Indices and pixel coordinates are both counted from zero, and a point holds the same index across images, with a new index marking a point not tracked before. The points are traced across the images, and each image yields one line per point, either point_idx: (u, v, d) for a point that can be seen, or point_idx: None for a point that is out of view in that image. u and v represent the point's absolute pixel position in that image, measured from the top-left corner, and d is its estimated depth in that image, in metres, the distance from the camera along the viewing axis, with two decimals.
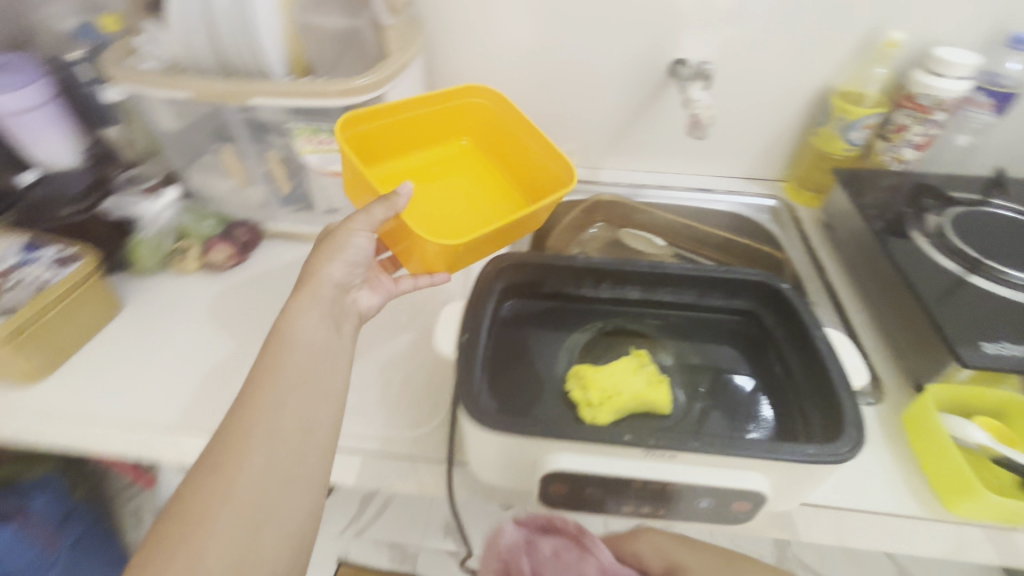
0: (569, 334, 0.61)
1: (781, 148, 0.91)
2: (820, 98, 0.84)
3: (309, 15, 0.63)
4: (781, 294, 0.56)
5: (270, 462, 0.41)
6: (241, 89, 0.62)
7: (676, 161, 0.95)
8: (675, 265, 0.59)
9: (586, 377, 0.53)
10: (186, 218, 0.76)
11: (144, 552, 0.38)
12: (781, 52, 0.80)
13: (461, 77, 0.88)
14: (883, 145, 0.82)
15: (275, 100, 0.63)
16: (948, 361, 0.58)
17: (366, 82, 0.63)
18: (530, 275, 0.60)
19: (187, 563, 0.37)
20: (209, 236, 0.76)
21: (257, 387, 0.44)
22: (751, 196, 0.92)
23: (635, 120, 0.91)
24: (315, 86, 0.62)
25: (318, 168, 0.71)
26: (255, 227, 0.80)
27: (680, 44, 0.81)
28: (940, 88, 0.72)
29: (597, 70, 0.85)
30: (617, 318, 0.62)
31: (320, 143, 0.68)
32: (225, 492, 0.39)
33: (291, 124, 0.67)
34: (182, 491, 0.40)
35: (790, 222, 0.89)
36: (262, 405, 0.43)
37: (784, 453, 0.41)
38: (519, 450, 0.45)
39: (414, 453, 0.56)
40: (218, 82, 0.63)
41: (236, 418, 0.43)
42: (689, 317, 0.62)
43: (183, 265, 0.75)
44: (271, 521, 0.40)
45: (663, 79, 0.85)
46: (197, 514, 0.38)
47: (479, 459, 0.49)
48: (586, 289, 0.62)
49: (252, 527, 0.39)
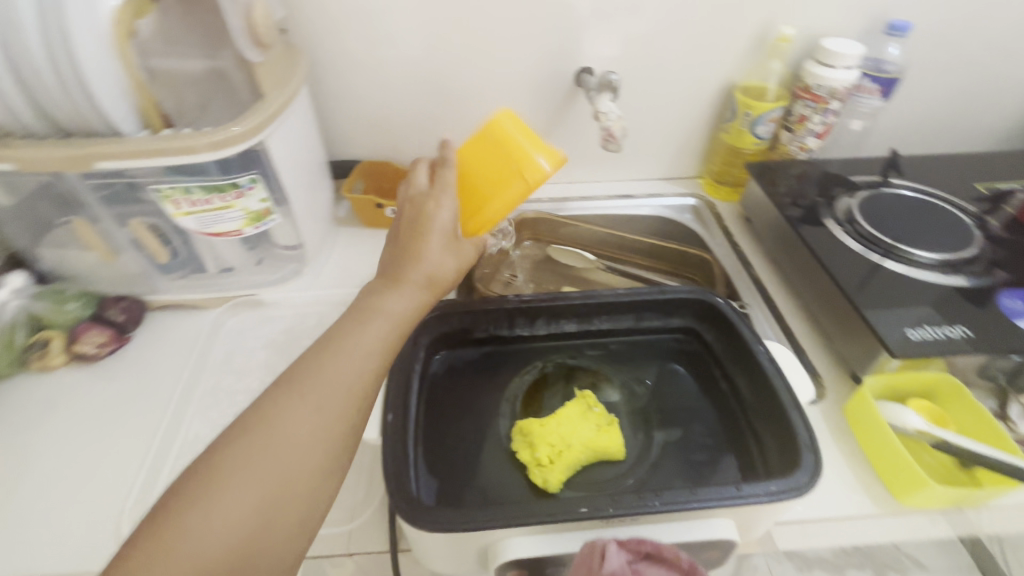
0: (508, 381, 0.56)
1: (694, 146, 0.91)
2: (724, 95, 0.84)
3: (164, 62, 0.55)
4: (717, 309, 0.55)
5: (345, 406, 0.40)
6: (84, 154, 0.52)
7: (595, 170, 0.93)
8: (609, 291, 0.56)
9: (534, 434, 0.48)
10: (42, 305, 0.64)
11: (222, 446, 0.37)
12: (683, 52, 0.79)
13: (357, 104, 0.81)
14: (788, 136, 0.83)
15: (130, 162, 0.54)
16: (878, 352, 0.59)
17: (239, 131, 0.55)
18: (458, 323, 0.56)
19: (258, 469, 0.36)
20: (77, 321, 0.65)
21: (351, 319, 0.44)
22: (671, 197, 0.91)
23: (548, 133, 0.87)
24: (177, 142, 0.53)
25: (197, 230, 0.62)
26: (135, 301, 0.69)
27: (583, 52, 0.78)
28: (832, 78, 0.74)
29: (502, 84, 0.81)
30: (556, 354, 0.58)
31: (194, 204, 0.59)
32: (297, 421, 0.38)
33: (153, 186, 0.57)
34: (264, 401, 0.39)
35: (711, 218, 0.88)
36: (349, 338, 0.42)
37: (748, 494, 0.39)
38: (468, 539, 0.40)
39: (352, 549, 0.49)
40: (52, 147, 0.52)
41: (327, 341, 0.42)
42: (629, 343, 0.60)
43: (45, 361, 0.63)
44: (330, 461, 0.39)
45: (571, 89, 0.82)
46: (261, 438, 0.37)
47: (424, 553, 0.43)
48: (520, 328, 0.58)
49: (315, 463, 0.38)
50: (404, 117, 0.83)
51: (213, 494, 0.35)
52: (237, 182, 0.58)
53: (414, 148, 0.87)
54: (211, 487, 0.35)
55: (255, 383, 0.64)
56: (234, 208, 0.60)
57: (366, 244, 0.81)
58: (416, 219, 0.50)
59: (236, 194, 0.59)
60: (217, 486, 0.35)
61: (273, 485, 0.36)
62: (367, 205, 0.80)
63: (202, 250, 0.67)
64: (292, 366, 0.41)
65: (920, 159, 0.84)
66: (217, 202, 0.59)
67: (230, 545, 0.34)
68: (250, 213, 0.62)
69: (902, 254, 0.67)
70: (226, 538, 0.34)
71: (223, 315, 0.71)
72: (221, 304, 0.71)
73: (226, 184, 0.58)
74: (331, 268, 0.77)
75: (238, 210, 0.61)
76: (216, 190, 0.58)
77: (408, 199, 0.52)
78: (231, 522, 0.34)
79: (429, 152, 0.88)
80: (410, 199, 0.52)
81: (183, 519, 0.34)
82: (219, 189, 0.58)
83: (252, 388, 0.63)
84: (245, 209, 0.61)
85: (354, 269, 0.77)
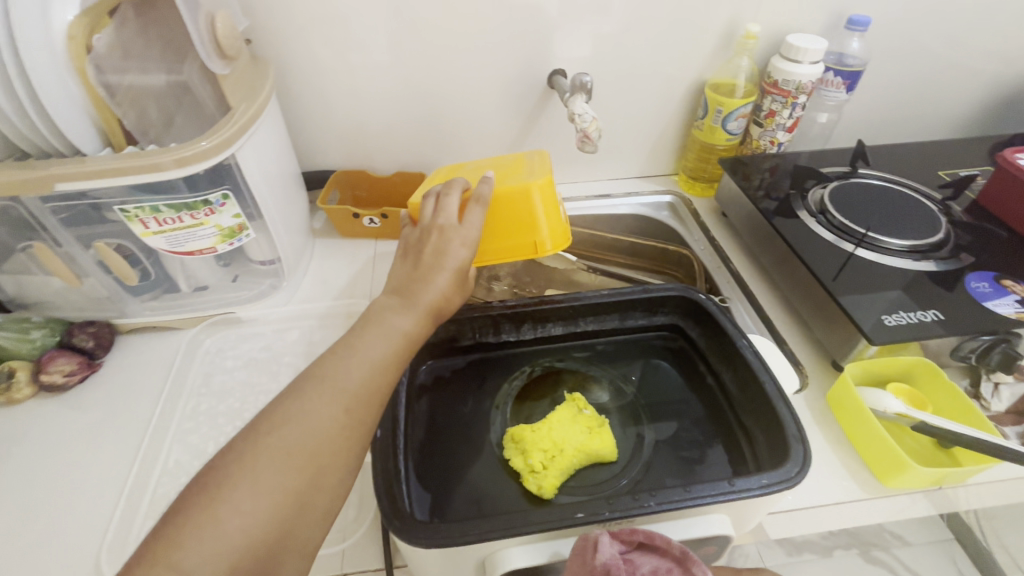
0: (497, 388, 0.56)
1: (669, 144, 0.92)
2: (695, 92, 0.86)
3: (126, 75, 0.52)
4: (700, 305, 0.56)
5: (341, 424, 0.39)
6: (42, 176, 0.50)
7: (572, 171, 0.93)
8: (594, 293, 0.56)
9: (526, 440, 0.48)
10: (4, 335, 0.61)
11: (225, 456, 0.37)
12: (653, 52, 0.80)
13: (330, 113, 0.80)
14: (759, 131, 0.85)
15: (93, 182, 0.52)
16: (857, 339, 0.60)
17: (208, 146, 0.53)
18: (443, 332, 0.55)
19: (255, 482, 0.36)
20: (45, 349, 0.62)
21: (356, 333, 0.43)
22: (648, 195, 0.92)
23: (524, 136, 0.87)
24: (141, 160, 0.51)
25: (167, 249, 0.60)
26: (104, 326, 0.66)
27: (555, 54, 0.78)
28: (799, 73, 0.76)
29: (476, 89, 0.81)
30: (543, 357, 0.58)
31: (163, 223, 0.57)
32: (296, 436, 0.38)
33: (118, 207, 0.55)
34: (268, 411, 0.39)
35: (688, 214, 0.89)
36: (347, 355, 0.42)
37: (740, 487, 0.40)
38: (466, 552, 0.39)
39: (345, 570, 0.48)
40: (8, 170, 0.50)
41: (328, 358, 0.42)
42: (615, 343, 0.60)
43: (9, 394, 0.60)
44: (325, 480, 0.38)
45: (544, 92, 0.82)
46: (259, 453, 0.37)
47: (422, 570, 0.43)
48: (506, 334, 0.57)
49: (310, 481, 0.37)
50: (379, 125, 0.82)
51: (212, 507, 0.35)
52: (208, 198, 0.57)
53: (389, 156, 0.86)
54: (211, 498, 0.35)
55: (237, 404, 0.62)
56: (206, 225, 0.59)
57: (345, 256, 0.79)
58: (438, 252, 0.49)
59: (208, 210, 0.58)
60: (217, 496, 0.35)
61: (314, 459, 0.38)
62: (344, 215, 0.79)
63: (173, 270, 0.65)
64: (296, 378, 0.41)
65: (884, 148, 0.87)
66: (188, 220, 0.57)
67: (271, 513, 0.36)
68: (223, 229, 0.60)
69: (873, 242, 0.69)
70: (268, 507, 0.36)
71: (200, 336, 0.68)
72: (196, 324, 0.69)
73: (197, 200, 0.56)
74: (310, 282, 0.76)
75: (211, 226, 0.59)
76: (186, 207, 0.56)
77: (436, 228, 0.50)
78: (275, 490, 0.36)
79: (406, 159, 0.87)
80: (438, 228, 0.50)
81: (230, 488, 0.36)
82: (188, 206, 0.56)
83: (234, 410, 0.61)
84: (218, 226, 0.60)
85: (334, 282, 0.76)
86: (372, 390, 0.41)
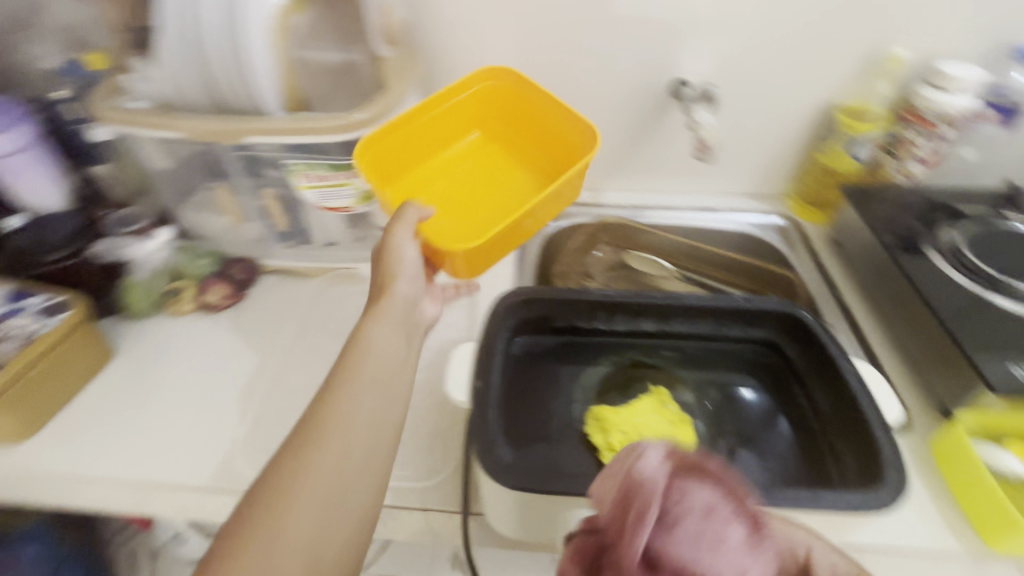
0: (583, 370, 0.59)
1: (786, 166, 0.89)
2: (823, 115, 0.83)
3: (305, 53, 0.63)
4: (804, 324, 0.54)
5: (351, 449, 0.39)
6: (238, 128, 0.60)
7: (680, 181, 0.94)
8: (693, 296, 0.56)
9: (607, 421, 0.51)
10: (180, 258, 0.73)
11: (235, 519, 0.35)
12: (783, 70, 0.79)
13: None
14: (891, 161, 0.81)
15: (273, 138, 0.62)
16: (976, 387, 0.56)
17: (366, 116, 0.61)
18: (539, 310, 0.58)
19: (278, 527, 0.35)
20: (205, 275, 0.74)
21: (344, 371, 0.44)
22: (756, 214, 0.91)
23: (636, 142, 0.89)
24: (312, 123, 0.60)
25: (316, 203, 0.68)
26: (251, 262, 0.77)
27: (679, 65, 0.80)
28: (946, 103, 0.71)
29: (597, 92, 0.84)
30: (630, 350, 0.60)
31: (317, 179, 0.65)
32: (311, 465, 0.37)
33: (287, 161, 0.65)
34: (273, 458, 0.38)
35: (799, 240, 0.88)
36: (344, 391, 0.42)
37: (825, 498, 0.40)
38: (543, 507, 0.43)
39: (427, 504, 0.53)
40: (213, 121, 0.61)
41: (322, 395, 0.42)
42: (705, 348, 0.60)
43: (177, 307, 0.72)
44: (347, 499, 0.38)
45: (664, 100, 0.84)
46: (276, 493, 0.36)
47: (499, 518, 0.47)
48: (598, 322, 0.59)
49: (333, 507, 0.37)
50: None
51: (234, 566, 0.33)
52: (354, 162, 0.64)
53: None
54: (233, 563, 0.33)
55: None
56: (348, 186, 0.66)
57: None
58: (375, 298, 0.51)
59: (351, 172, 0.65)
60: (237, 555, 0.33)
61: (368, 432, 0.41)
62: None
63: (313, 222, 0.74)
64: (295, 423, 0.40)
65: None
66: (337, 179, 0.65)
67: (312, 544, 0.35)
68: (361, 191, 0.67)
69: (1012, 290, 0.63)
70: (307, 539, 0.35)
71: (326, 283, 0.78)
72: (324, 274, 0.79)
73: (345, 162, 0.64)
74: None
75: (352, 188, 0.66)
76: (339, 168, 0.64)
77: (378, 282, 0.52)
78: (324, 495, 0.37)
79: None
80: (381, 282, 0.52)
81: (253, 540, 0.34)
82: (339, 167, 0.64)
83: None
84: (357, 187, 0.67)
85: None
86: (392, 399, 0.44)
